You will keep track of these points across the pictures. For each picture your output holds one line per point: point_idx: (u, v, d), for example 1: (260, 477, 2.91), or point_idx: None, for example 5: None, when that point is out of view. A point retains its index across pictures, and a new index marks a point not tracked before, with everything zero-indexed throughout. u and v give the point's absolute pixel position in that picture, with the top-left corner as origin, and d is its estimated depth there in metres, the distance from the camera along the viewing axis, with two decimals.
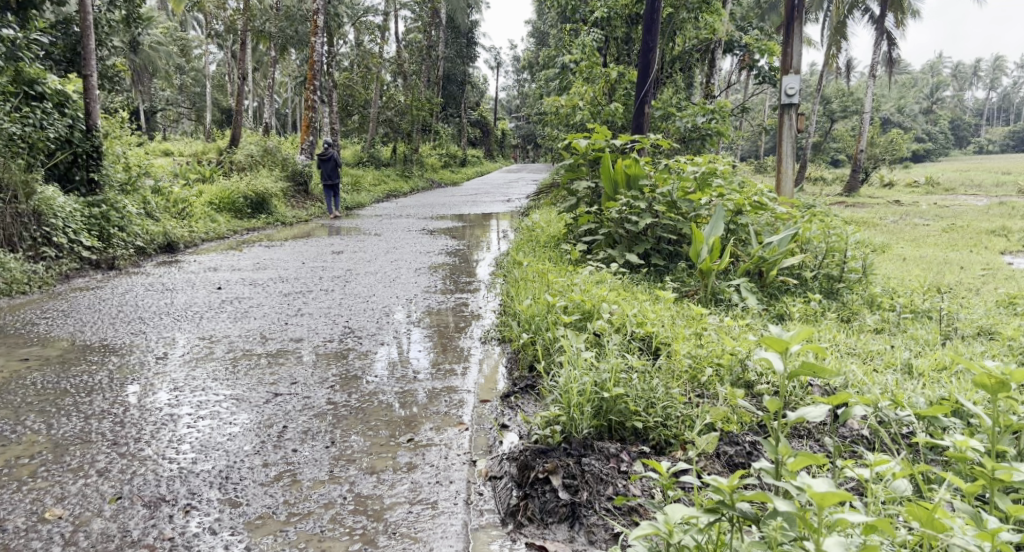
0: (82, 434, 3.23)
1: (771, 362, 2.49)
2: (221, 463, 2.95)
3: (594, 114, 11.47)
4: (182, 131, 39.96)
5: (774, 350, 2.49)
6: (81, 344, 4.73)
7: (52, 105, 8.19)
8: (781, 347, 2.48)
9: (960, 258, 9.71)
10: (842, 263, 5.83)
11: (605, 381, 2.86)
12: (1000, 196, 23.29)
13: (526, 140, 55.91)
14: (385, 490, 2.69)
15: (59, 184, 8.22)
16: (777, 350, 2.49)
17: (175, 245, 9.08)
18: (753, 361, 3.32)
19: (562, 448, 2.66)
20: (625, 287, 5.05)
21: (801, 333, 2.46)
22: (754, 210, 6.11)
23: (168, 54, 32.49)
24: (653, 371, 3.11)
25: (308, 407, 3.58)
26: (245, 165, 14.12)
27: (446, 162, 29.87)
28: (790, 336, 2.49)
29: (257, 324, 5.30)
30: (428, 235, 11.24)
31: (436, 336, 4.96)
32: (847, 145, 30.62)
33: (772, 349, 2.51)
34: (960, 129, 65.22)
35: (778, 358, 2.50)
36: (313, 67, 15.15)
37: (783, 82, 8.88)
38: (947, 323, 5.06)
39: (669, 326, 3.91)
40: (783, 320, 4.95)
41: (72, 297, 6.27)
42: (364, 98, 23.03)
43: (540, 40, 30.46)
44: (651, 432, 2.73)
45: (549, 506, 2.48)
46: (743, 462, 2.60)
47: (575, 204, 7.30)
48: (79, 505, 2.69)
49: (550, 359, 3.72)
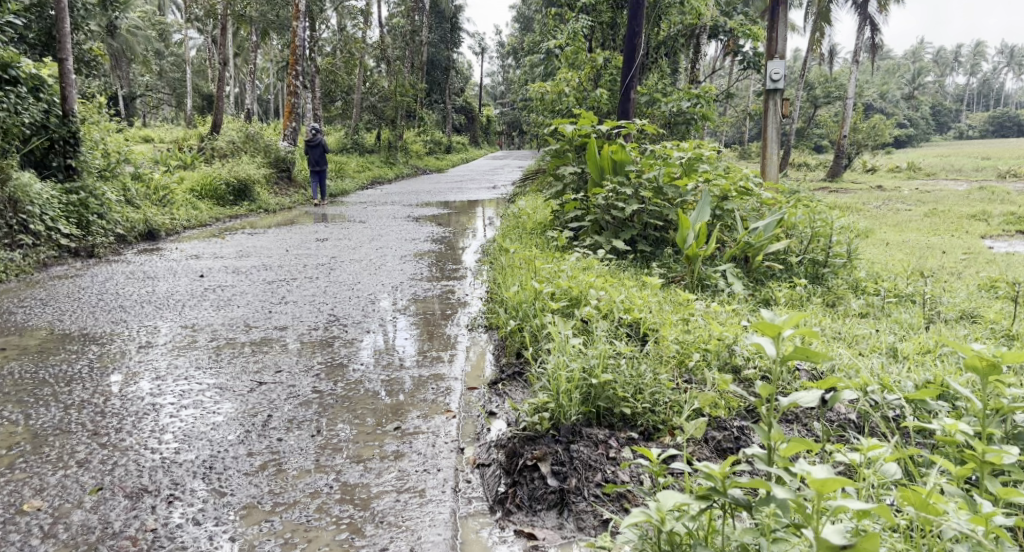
0: (61, 424, 3.18)
1: (765, 349, 2.37)
2: (205, 452, 2.92)
3: (579, 99, 11.44)
4: (162, 118, 39.45)
5: (766, 336, 2.38)
6: (60, 333, 4.66)
7: (27, 90, 8.04)
8: (773, 332, 2.37)
9: (942, 242, 9.79)
10: (827, 248, 5.83)
11: (594, 367, 2.85)
12: (979, 180, 23.53)
13: (511, 126, 55.83)
14: (371, 479, 2.67)
15: (35, 170, 8.08)
16: (770, 336, 2.37)
17: (156, 233, 8.96)
18: (740, 346, 3.33)
19: (550, 434, 2.63)
20: (612, 273, 5.03)
21: (793, 317, 2.34)
22: (739, 195, 6.13)
23: (147, 39, 32.04)
24: (640, 357, 3.10)
25: (293, 395, 3.54)
26: (227, 151, 13.96)
27: (431, 148, 29.71)
28: (782, 320, 2.37)
29: (241, 312, 5.24)
30: (414, 222, 11.17)
31: (422, 323, 4.93)
32: (830, 131, 30.79)
33: (764, 335, 2.39)
34: (941, 115, 65.79)
35: (771, 344, 2.38)
36: (296, 52, 14.97)
37: (769, 67, 8.87)
38: (931, 307, 5.08)
39: (656, 312, 3.91)
40: (769, 306, 4.96)
41: (50, 285, 6.17)
42: (347, 83, 22.84)
43: (524, 26, 30.34)
44: (639, 418, 2.72)
45: (538, 493, 2.46)
46: (731, 448, 2.60)
47: (561, 190, 7.27)
48: (59, 496, 2.65)
49: (537, 346, 3.70)
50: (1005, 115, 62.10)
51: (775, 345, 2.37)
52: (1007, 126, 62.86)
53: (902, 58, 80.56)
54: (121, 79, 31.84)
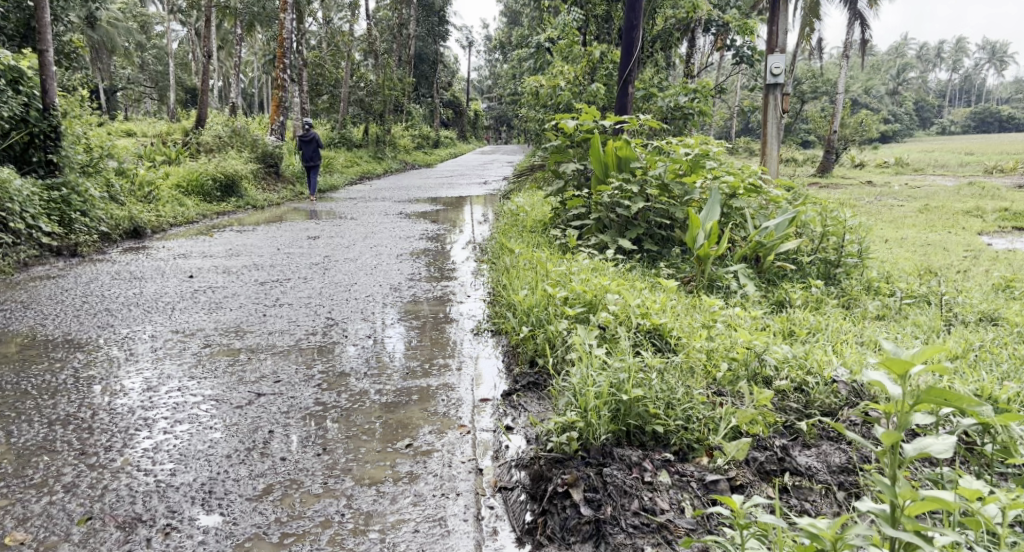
0: (45, 443, 2.95)
1: (889, 388, 1.95)
2: (203, 474, 2.71)
3: (574, 94, 11.22)
4: (145, 111, 38.86)
5: (892, 373, 1.97)
6: (43, 339, 4.41)
7: (5, 82, 7.76)
8: (902, 369, 1.95)
9: (942, 239, 9.70)
10: (840, 247, 5.66)
11: (622, 381, 2.66)
12: (967, 175, 23.64)
13: (498, 120, 55.62)
14: (386, 506, 2.48)
15: (15, 166, 7.78)
16: (896, 374, 1.95)
17: (142, 230, 8.68)
18: (769, 355, 3.13)
19: (580, 458, 2.46)
20: (622, 274, 4.86)
21: (927, 353, 1.92)
22: (748, 193, 5.97)
23: (129, 32, 31.60)
24: (668, 368, 2.91)
25: (295, 408, 3.33)
26: (214, 146, 13.65)
27: (419, 143, 29.44)
28: (912, 355, 1.96)
29: (233, 316, 5.00)
30: (407, 218, 10.94)
31: (425, 327, 4.73)
32: (817, 126, 30.79)
33: (887, 371, 1.98)
34: (925, 110, 66.42)
35: (896, 384, 1.96)
36: (283, 45, 14.65)
37: (769, 61, 8.73)
38: (949, 308, 4.93)
39: (676, 318, 3.73)
40: (783, 308, 4.79)
41: (31, 287, 5.89)
42: (334, 76, 22.48)
43: (512, 19, 30.08)
44: (672, 436, 2.52)
45: (570, 523, 2.26)
46: (775, 470, 2.39)
47: (562, 187, 7.08)
48: (44, 527, 2.43)
49: (553, 355, 3.51)
50: (987, 110, 62.72)
51: (901, 385, 1.95)
52: (989, 122, 63.48)
53: (886, 54, 81.09)
54: (103, 72, 31.35)
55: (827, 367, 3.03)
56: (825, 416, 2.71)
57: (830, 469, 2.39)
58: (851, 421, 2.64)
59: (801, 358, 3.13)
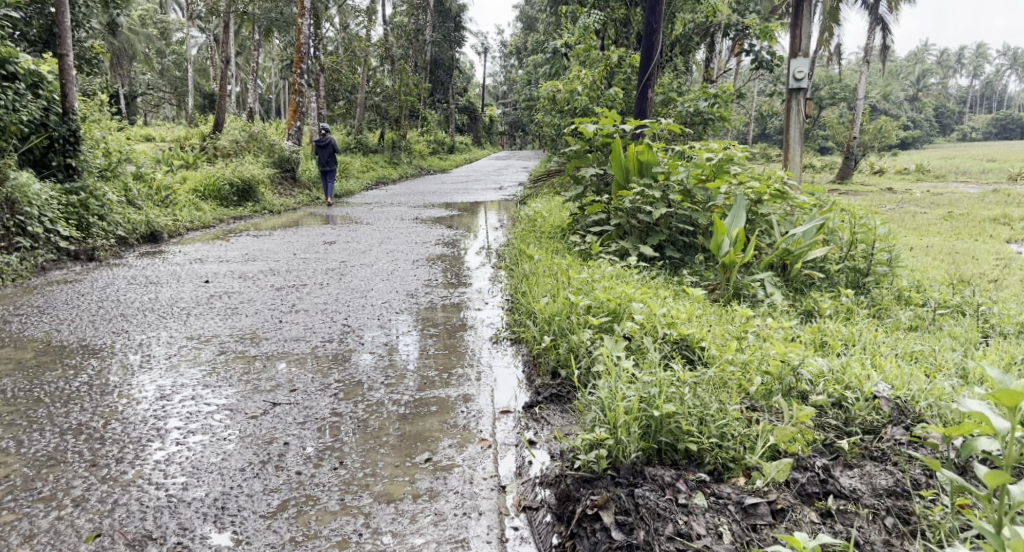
0: (54, 453, 2.87)
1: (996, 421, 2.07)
2: (216, 488, 2.62)
3: (592, 99, 11.09)
4: (163, 117, 39.17)
5: (1000, 408, 2.08)
6: (57, 346, 4.34)
7: (26, 87, 7.79)
8: (1011, 404, 2.05)
9: (969, 247, 9.42)
10: (870, 255, 5.48)
11: (653, 396, 2.54)
12: (990, 182, 23.20)
13: (513, 126, 55.61)
14: (406, 526, 2.38)
15: (34, 169, 7.78)
16: (1006, 408, 2.06)
17: (159, 235, 8.66)
18: (804, 369, 3.00)
19: (609, 477, 2.35)
20: (646, 282, 4.72)
21: None
22: (773, 199, 5.83)
23: (149, 38, 31.87)
24: (701, 381, 2.79)
25: (310, 418, 3.23)
26: (231, 151, 13.67)
27: (433, 149, 29.40)
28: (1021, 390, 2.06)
29: (249, 322, 4.93)
30: (423, 224, 10.85)
31: (443, 335, 4.62)
32: (836, 133, 30.49)
33: (996, 404, 2.09)
34: (944, 116, 65.62)
35: (1005, 418, 2.07)
36: (301, 50, 14.64)
37: (792, 65, 8.55)
38: (984, 319, 4.77)
39: (704, 328, 3.60)
40: (813, 318, 4.64)
41: (48, 291, 5.85)
42: (351, 82, 22.51)
43: (528, 25, 29.98)
44: (705, 455, 2.40)
45: (601, 548, 2.15)
46: (817, 492, 2.27)
47: (580, 193, 6.95)
48: (51, 544, 2.35)
49: (576, 366, 3.39)
50: (1008, 117, 61.85)
51: (1010, 418, 2.06)
52: (1010, 128, 62.58)
53: (905, 60, 80.29)
54: (123, 77, 31.65)
55: (867, 382, 2.88)
56: (866, 434, 2.57)
57: (875, 492, 2.26)
58: (895, 440, 2.50)
59: (838, 372, 2.99)
